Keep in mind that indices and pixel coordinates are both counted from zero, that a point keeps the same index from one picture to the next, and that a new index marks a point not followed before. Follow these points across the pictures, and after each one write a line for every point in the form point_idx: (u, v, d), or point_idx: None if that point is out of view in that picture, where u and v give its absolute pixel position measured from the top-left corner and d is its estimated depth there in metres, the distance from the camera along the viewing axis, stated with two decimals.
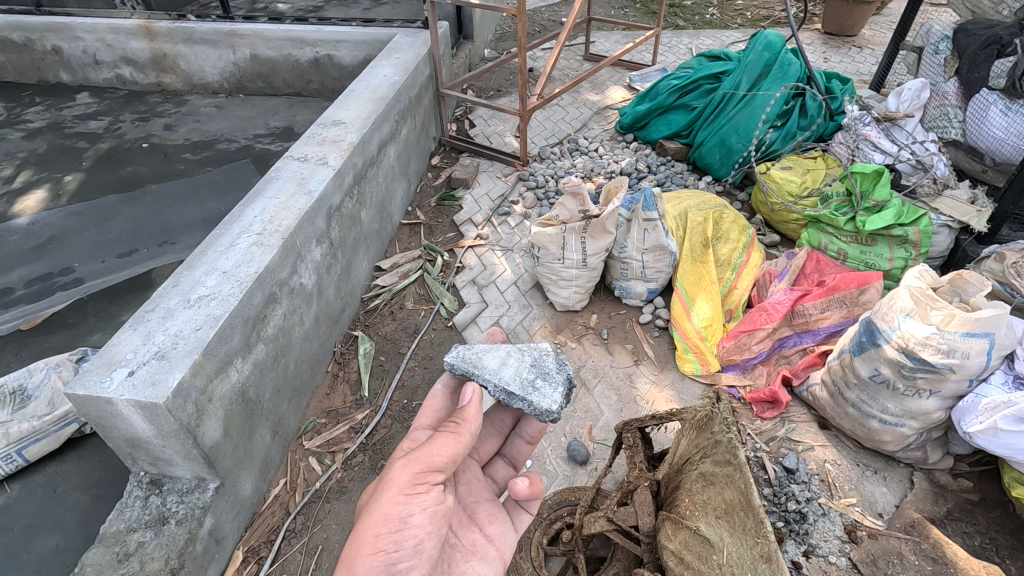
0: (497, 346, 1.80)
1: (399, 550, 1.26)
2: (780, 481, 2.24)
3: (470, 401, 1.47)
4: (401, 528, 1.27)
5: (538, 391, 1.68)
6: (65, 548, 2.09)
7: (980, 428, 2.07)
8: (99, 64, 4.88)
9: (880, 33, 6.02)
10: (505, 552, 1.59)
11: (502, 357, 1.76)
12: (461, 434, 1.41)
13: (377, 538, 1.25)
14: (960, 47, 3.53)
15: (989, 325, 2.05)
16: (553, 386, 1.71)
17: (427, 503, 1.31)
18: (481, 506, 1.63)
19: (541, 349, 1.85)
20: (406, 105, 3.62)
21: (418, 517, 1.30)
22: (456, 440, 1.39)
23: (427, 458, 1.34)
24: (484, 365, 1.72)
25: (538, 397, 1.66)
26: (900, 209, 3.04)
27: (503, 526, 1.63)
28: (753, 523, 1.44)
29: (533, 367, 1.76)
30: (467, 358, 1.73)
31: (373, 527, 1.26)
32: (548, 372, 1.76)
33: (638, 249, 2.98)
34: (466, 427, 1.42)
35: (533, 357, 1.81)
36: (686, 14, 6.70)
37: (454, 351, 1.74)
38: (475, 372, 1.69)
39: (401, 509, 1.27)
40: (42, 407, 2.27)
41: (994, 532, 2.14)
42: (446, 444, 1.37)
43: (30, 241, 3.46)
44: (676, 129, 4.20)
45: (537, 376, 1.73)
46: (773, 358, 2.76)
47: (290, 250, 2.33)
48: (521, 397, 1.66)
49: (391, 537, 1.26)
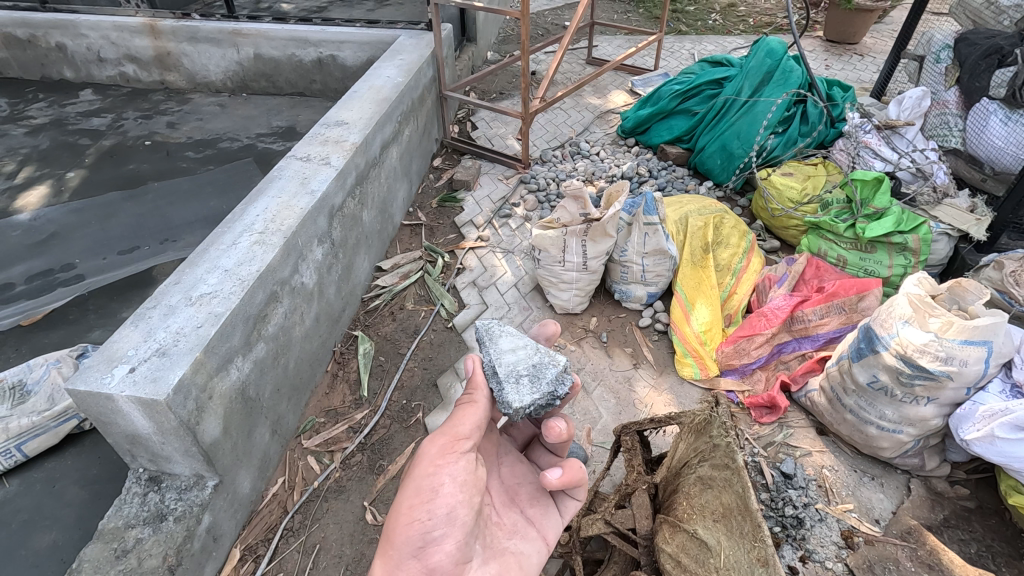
0: (521, 335, 1.81)
1: (432, 519, 1.34)
2: (778, 487, 2.25)
3: (473, 370, 1.55)
4: (432, 497, 1.35)
5: (515, 385, 1.63)
6: (62, 544, 2.09)
7: (977, 436, 2.08)
8: (103, 62, 4.90)
9: (880, 42, 6.05)
10: (547, 534, 1.62)
11: (516, 345, 1.77)
12: (478, 402, 1.51)
13: (411, 508, 1.35)
14: (960, 57, 3.61)
15: (987, 333, 2.06)
16: (533, 390, 1.63)
17: (456, 472, 1.40)
18: (523, 489, 1.65)
19: (556, 359, 1.74)
20: (409, 107, 3.64)
21: (449, 486, 1.37)
22: (475, 408, 1.50)
23: (452, 430, 1.45)
24: (496, 343, 1.78)
25: (511, 389, 1.62)
26: (899, 216, 3.06)
27: (545, 510, 1.65)
28: (751, 526, 1.45)
29: (532, 367, 1.70)
30: (489, 331, 1.81)
31: (408, 499, 1.37)
32: (539, 377, 1.66)
33: (639, 253, 3.00)
34: (479, 394, 1.51)
35: (540, 360, 1.73)
36: (689, 20, 6.73)
37: (485, 321, 1.85)
38: (484, 343, 1.77)
39: (432, 478, 1.37)
40: (42, 402, 2.27)
41: (991, 540, 2.15)
42: (467, 412, 1.48)
43: (31, 237, 3.47)
44: (677, 134, 4.22)
45: (526, 374, 1.67)
46: (772, 363, 2.77)
47: (291, 249, 2.34)
48: (498, 382, 1.65)
49: (424, 506, 1.35)
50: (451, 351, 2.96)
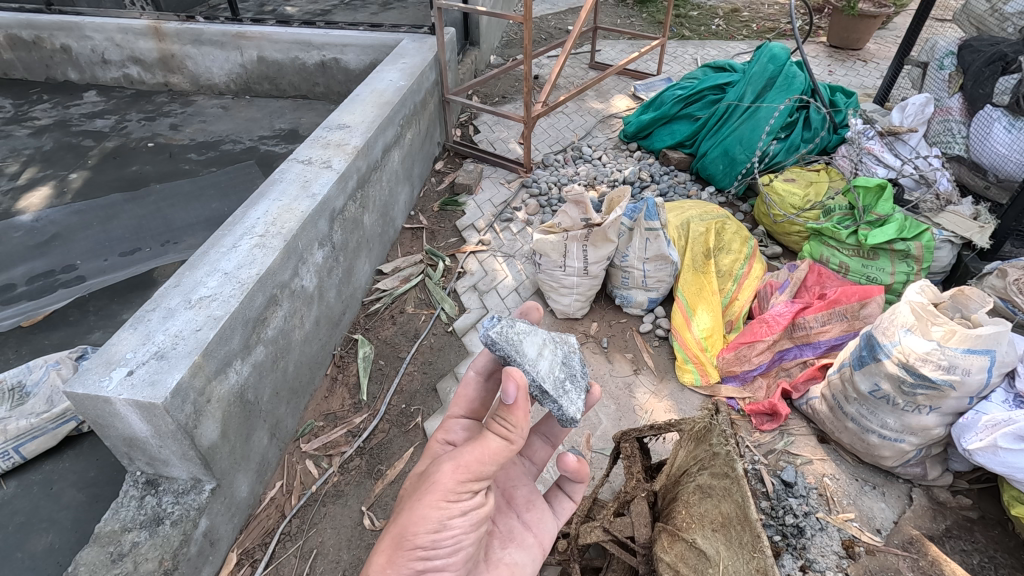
0: (533, 331, 1.73)
1: (437, 548, 1.29)
2: (778, 495, 2.20)
3: (515, 399, 1.33)
4: (440, 529, 1.28)
5: (569, 396, 1.67)
6: (59, 546, 2.08)
7: (980, 445, 2.06)
8: (108, 63, 4.92)
9: (884, 48, 6.04)
10: (543, 538, 1.63)
11: (538, 345, 1.70)
12: (512, 440, 1.36)
13: (415, 536, 1.27)
14: (964, 64, 3.61)
15: (990, 342, 2.04)
16: (579, 393, 1.71)
17: (467, 507, 1.33)
18: (519, 492, 1.67)
19: (569, 346, 1.84)
20: (411, 111, 3.63)
21: (458, 518, 1.31)
22: (507, 448, 1.36)
23: (474, 465, 1.32)
24: (524, 351, 1.63)
25: (568, 402, 1.65)
26: (902, 223, 3.04)
27: (541, 514, 1.66)
28: (750, 536, 1.43)
29: (564, 365, 1.76)
30: (511, 340, 1.61)
31: (411, 525, 1.27)
32: (576, 374, 1.76)
33: (639, 258, 2.99)
34: (518, 434, 1.36)
35: (562, 353, 1.79)
36: (692, 25, 6.75)
37: (498, 326, 1.60)
38: (517, 357, 1.60)
39: (442, 512, 1.28)
40: (41, 404, 2.28)
41: (993, 551, 2.13)
42: (497, 453, 1.35)
43: (33, 238, 3.47)
44: (680, 139, 4.22)
45: (567, 378, 1.72)
46: (772, 370, 2.75)
47: (291, 252, 2.33)
48: (555, 400, 1.63)
49: (429, 536, 1.27)
50: (451, 356, 2.95)
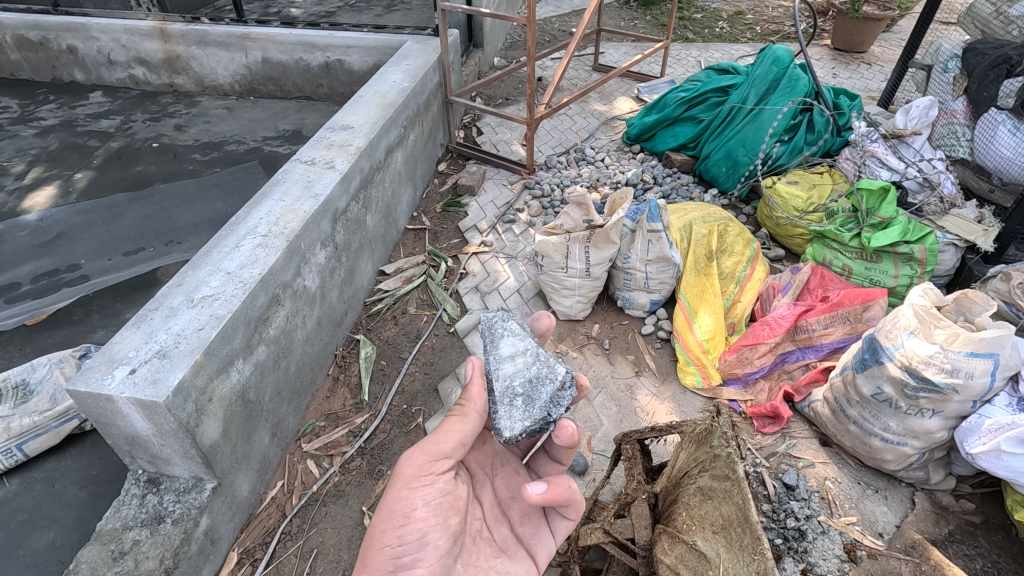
0: (523, 339, 1.73)
1: (403, 545, 1.33)
2: (780, 498, 2.20)
3: (472, 375, 1.52)
4: (405, 522, 1.34)
5: (509, 409, 1.57)
6: (61, 544, 2.09)
7: (983, 449, 2.04)
8: (114, 64, 4.95)
9: (888, 51, 6.03)
10: (536, 554, 1.62)
11: (516, 350, 1.70)
12: (467, 417, 1.48)
13: (383, 534, 1.33)
14: (969, 66, 3.60)
15: (994, 346, 2.03)
16: (525, 416, 1.56)
17: (431, 495, 1.37)
18: (516, 504, 1.65)
19: (555, 374, 1.65)
20: (414, 112, 3.64)
21: (423, 510, 1.36)
22: (463, 424, 1.46)
23: (432, 448, 1.41)
24: (497, 348, 1.72)
25: (503, 412, 1.57)
26: (906, 226, 3.02)
27: (537, 528, 1.64)
28: (750, 539, 1.43)
29: (529, 383, 1.62)
30: (490, 331, 1.76)
31: (380, 523, 1.34)
32: (534, 398, 1.59)
33: (641, 260, 2.98)
34: (470, 408, 1.49)
35: (537, 374, 1.65)
36: (696, 27, 6.76)
37: (489, 320, 1.78)
38: (486, 348, 1.72)
39: (405, 503, 1.35)
40: (43, 403, 2.29)
41: (996, 556, 2.11)
42: (453, 430, 1.44)
43: (38, 237, 3.48)
44: (683, 141, 4.23)
45: (522, 395, 1.60)
46: (775, 373, 2.73)
47: (294, 252, 2.34)
48: (492, 402, 1.60)
49: (395, 531, 1.33)
50: (452, 357, 2.95)
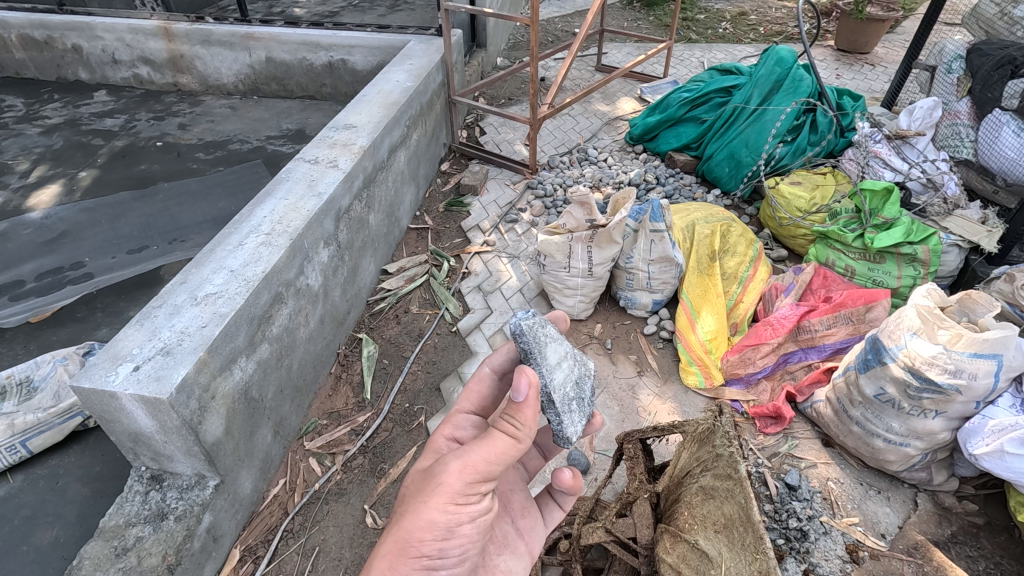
0: (561, 340, 1.66)
1: (443, 558, 1.27)
2: (781, 498, 2.20)
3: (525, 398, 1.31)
4: (447, 537, 1.25)
5: (572, 417, 1.60)
6: (64, 540, 2.10)
7: (986, 450, 2.04)
8: (118, 63, 4.97)
9: (892, 52, 6.02)
10: (533, 547, 1.63)
11: (560, 355, 1.64)
12: (520, 440, 1.33)
13: (421, 544, 1.23)
14: (972, 67, 3.59)
15: (997, 347, 2.02)
16: (581, 418, 1.65)
17: (475, 513, 1.30)
18: (515, 496, 1.66)
19: (587, 368, 1.76)
20: (418, 111, 3.65)
21: (467, 526, 1.29)
22: (515, 447, 1.32)
23: (484, 466, 1.28)
24: (545, 355, 1.58)
25: (568, 420, 1.59)
26: (909, 227, 3.02)
27: (533, 522, 1.66)
28: (752, 538, 1.43)
29: (577, 386, 1.67)
30: (539, 340, 1.56)
31: (419, 532, 1.23)
32: (585, 399, 1.68)
33: (644, 260, 2.98)
34: (526, 435, 1.33)
35: (578, 374, 1.70)
36: (700, 27, 6.76)
37: (532, 323, 1.55)
38: (538, 356, 1.55)
39: (450, 518, 1.24)
40: (47, 399, 2.30)
41: (999, 557, 2.10)
42: (507, 452, 1.31)
43: (43, 235, 3.50)
44: (685, 142, 4.23)
45: (576, 399, 1.65)
46: (777, 373, 2.73)
47: (298, 251, 2.35)
48: (556, 414, 1.57)
49: (436, 543, 1.24)
50: (455, 356, 2.96)
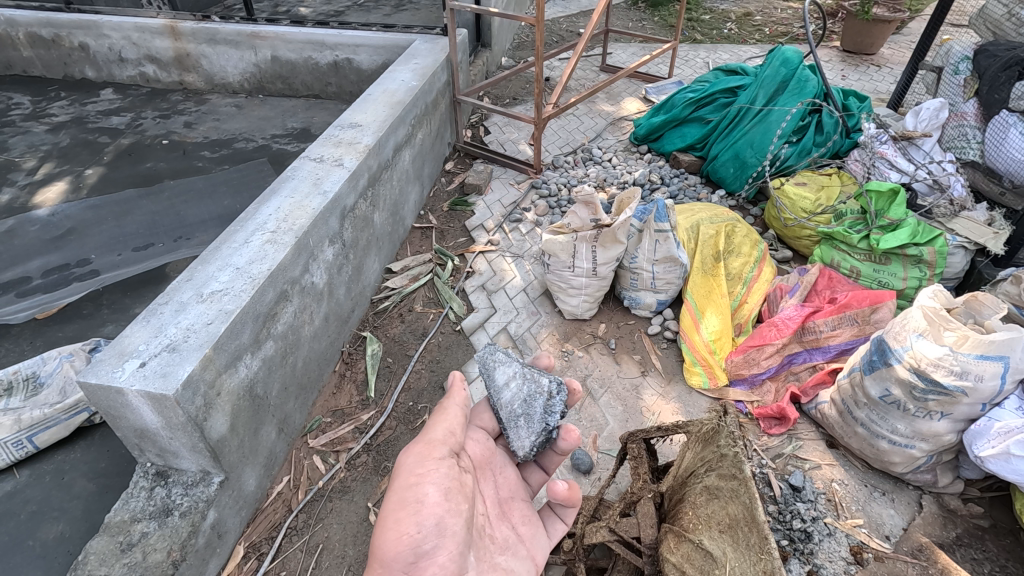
0: (510, 363, 1.82)
1: (423, 530, 1.33)
2: (786, 499, 2.21)
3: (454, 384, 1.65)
4: (419, 508, 1.36)
5: (513, 431, 1.71)
6: (69, 535, 2.11)
7: (992, 453, 2.03)
8: (125, 62, 4.99)
9: (898, 53, 6.00)
10: (536, 554, 1.66)
11: (508, 376, 1.79)
12: (449, 410, 1.59)
13: (399, 522, 1.34)
14: (980, 68, 3.57)
15: (1003, 349, 2.02)
16: (529, 432, 1.70)
17: (437, 479, 1.42)
18: (516, 505, 1.69)
19: (543, 386, 1.77)
20: (422, 110, 3.65)
21: (433, 494, 1.39)
22: (447, 416, 1.57)
23: (426, 439, 1.50)
24: (493, 377, 1.81)
25: (512, 435, 1.71)
26: (915, 228, 3.01)
27: (535, 530, 1.70)
28: (756, 538, 1.43)
29: (524, 401, 1.75)
30: (483, 364, 1.85)
31: (394, 512, 1.36)
32: (532, 414, 1.72)
33: (649, 260, 2.98)
34: (451, 402, 1.60)
35: (529, 390, 1.76)
36: (705, 28, 6.75)
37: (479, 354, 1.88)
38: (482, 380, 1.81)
39: (414, 489, 1.39)
40: (54, 395, 2.32)
41: (1004, 560, 2.10)
42: (438, 421, 1.55)
43: (49, 232, 3.51)
44: (690, 142, 4.22)
45: (520, 415, 1.72)
46: (782, 374, 2.72)
47: (302, 249, 2.35)
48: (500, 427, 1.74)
49: (412, 518, 1.35)
50: (458, 355, 2.96)
